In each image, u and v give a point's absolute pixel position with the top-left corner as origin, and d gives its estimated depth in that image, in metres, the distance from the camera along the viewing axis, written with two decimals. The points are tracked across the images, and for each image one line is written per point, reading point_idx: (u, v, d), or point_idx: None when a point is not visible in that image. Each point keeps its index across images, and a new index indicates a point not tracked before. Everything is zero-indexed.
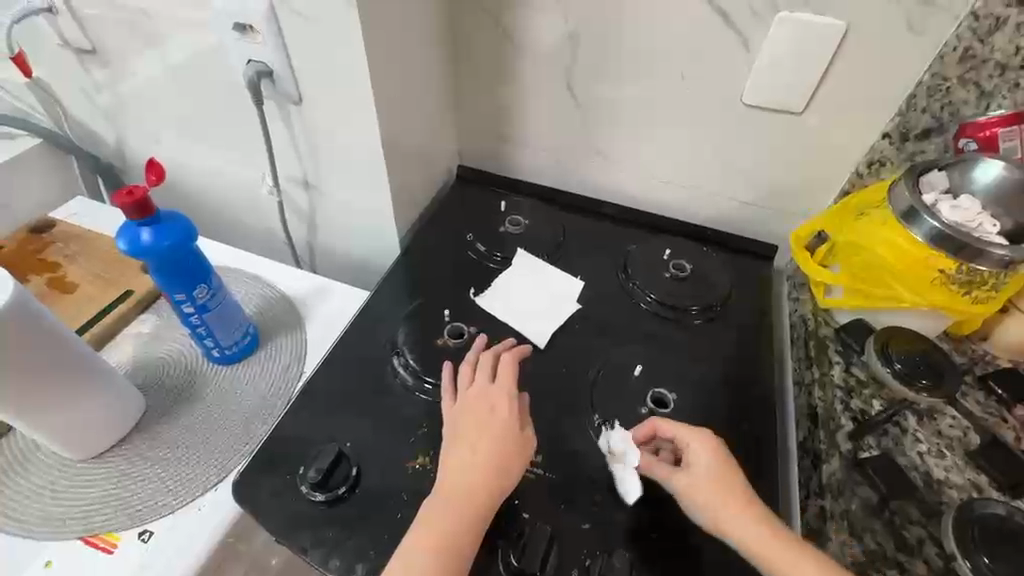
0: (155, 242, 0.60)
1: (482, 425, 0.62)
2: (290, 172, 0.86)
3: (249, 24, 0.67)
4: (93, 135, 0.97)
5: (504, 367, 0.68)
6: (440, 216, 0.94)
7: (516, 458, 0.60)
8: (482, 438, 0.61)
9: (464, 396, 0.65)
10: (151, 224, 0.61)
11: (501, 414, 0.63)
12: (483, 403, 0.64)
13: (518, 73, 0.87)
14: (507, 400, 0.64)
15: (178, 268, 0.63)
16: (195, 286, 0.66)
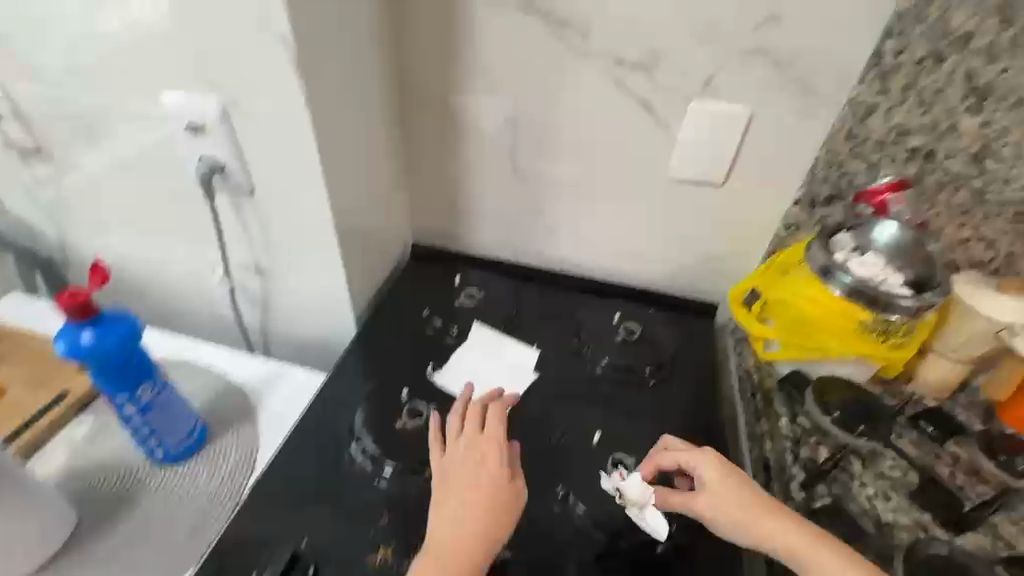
0: (95, 344, 0.59)
1: (473, 476, 0.62)
2: (242, 259, 0.86)
3: (201, 125, 0.69)
4: (32, 229, 0.95)
5: (491, 418, 0.68)
6: (397, 293, 0.95)
7: (504, 512, 0.61)
8: (470, 493, 0.61)
9: (455, 445, 0.66)
10: (92, 325, 0.60)
11: (492, 465, 0.63)
12: (472, 454, 0.64)
13: (465, 157, 0.93)
14: (498, 452, 0.64)
15: (120, 368, 0.62)
16: (138, 385, 0.64)
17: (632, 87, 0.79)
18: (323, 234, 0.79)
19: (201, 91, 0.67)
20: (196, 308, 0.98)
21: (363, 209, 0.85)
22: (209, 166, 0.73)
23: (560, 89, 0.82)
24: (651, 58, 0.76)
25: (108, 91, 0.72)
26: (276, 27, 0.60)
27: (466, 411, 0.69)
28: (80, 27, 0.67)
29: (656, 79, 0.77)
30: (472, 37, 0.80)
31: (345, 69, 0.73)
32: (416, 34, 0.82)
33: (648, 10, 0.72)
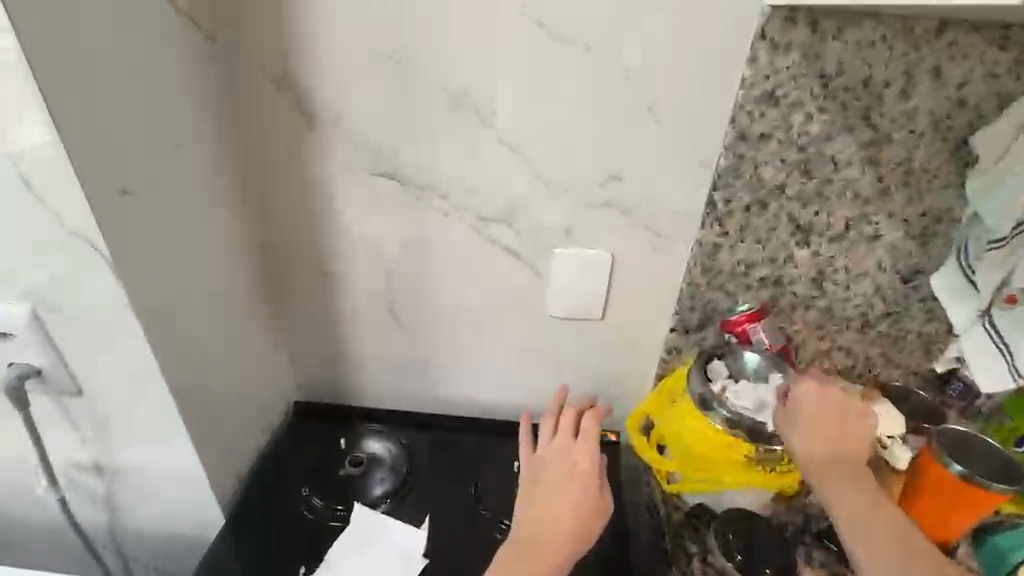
0: None
1: (569, 479, 0.69)
2: (75, 459, 0.73)
3: (5, 331, 0.61)
4: None
5: (586, 426, 0.74)
6: (273, 467, 0.85)
7: (591, 512, 0.67)
8: (566, 497, 0.68)
9: (570, 450, 0.72)
10: None
11: (586, 467, 0.70)
12: (564, 463, 0.71)
13: (343, 310, 0.88)
14: (590, 455, 0.71)
15: None
16: None
17: (499, 237, 0.80)
18: (173, 428, 0.70)
19: (3, 297, 0.59)
20: (19, 517, 0.81)
21: (222, 386, 0.77)
22: (21, 372, 0.64)
23: (429, 243, 0.81)
24: (513, 212, 0.77)
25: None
26: (89, 240, 0.54)
27: (557, 420, 0.76)
28: None
29: (520, 230, 0.79)
30: (332, 201, 0.79)
31: (186, 251, 0.67)
32: (274, 199, 0.79)
33: (502, 171, 0.75)
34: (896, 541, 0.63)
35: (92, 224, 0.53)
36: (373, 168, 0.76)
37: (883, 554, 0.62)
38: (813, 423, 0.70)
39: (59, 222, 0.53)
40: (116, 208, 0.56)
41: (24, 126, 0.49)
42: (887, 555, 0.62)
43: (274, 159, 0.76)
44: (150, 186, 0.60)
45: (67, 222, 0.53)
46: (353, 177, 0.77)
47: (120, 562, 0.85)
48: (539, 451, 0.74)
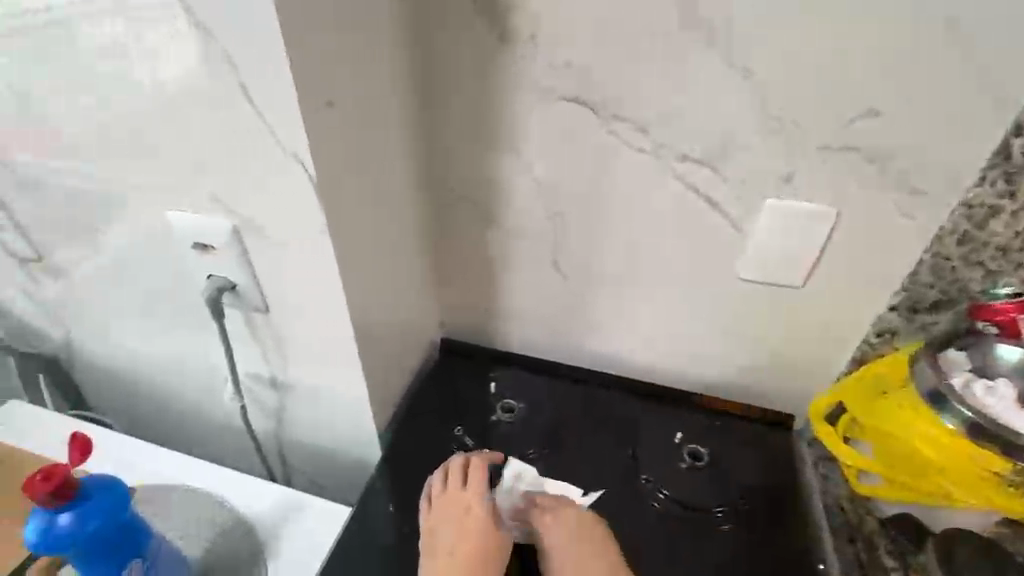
0: (76, 527, 0.49)
1: (462, 533, 0.68)
2: (255, 371, 0.77)
3: (209, 243, 0.62)
4: (41, 333, 0.89)
5: (477, 473, 0.73)
6: (425, 403, 0.85)
7: (491, 555, 0.68)
8: (463, 537, 0.68)
9: (464, 505, 0.70)
10: (73, 505, 0.50)
11: (478, 519, 0.70)
12: (456, 514, 0.69)
13: (502, 252, 0.83)
14: (483, 501, 0.71)
15: (105, 547, 0.51)
16: (127, 562, 0.53)
17: (698, 182, 0.69)
18: (348, 356, 0.70)
19: (212, 210, 0.59)
20: (203, 416, 0.89)
21: (389, 318, 0.75)
22: (219, 286, 0.65)
23: (612, 183, 0.72)
24: (721, 154, 0.65)
25: (109, 206, 0.65)
26: (298, 154, 0.52)
27: (466, 468, 0.74)
28: (77, 142, 0.59)
29: (725, 176, 0.67)
30: (512, 130, 0.71)
31: (371, 176, 0.64)
32: (450, 125, 0.73)
33: (721, 103, 0.62)
34: None
35: (302, 136, 0.50)
36: (564, 92, 0.66)
37: None
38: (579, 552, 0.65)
39: (272, 135, 0.51)
40: (323, 121, 0.52)
41: (251, 24, 0.45)
42: None
43: (456, 80, 0.69)
44: (351, 100, 0.56)
45: (279, 135, 0.51)
46: (540, 103, 0.68)
47: (284, 471, 0.91)
48: (444, 498, 0.71)
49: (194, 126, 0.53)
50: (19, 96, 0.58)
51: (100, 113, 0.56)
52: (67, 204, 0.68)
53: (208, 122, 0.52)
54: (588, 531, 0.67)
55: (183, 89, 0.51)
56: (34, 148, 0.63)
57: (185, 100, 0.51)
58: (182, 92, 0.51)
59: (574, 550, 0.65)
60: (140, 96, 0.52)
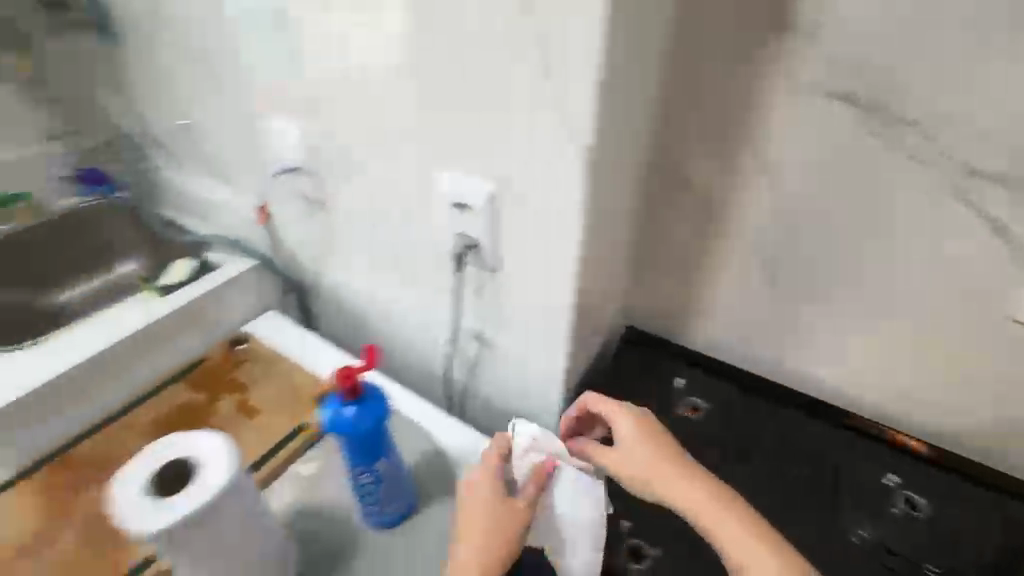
0: (356, 420, 0.60)
1: (478, 519, 0.61)
2: (467, 323, 0.86)
3: (468, 203, 0.69)
4: (298, 262, 1.08)
5: (540, 472, 0.64)
6: (609, 385, 0.86)
7: (510, 536, 0.61)
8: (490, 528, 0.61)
9: (468, 496, 0.64)
10: (356, 402, 0.61)
11: (482, 510, 0.62)
12: (484, 496, 0.63)
13: (714, 249, 0.82)
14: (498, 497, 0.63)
15: (370, 443, 0.62)
16: (379, 459, 0.64)
17: (977, 199, 0.63)
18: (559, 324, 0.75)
19: (479, 174, 0.67)
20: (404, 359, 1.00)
21: (598, 295, 0.79)
22: (465, 242, 0.73)
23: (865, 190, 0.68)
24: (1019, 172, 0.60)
25: (387, 164, 0.76)
26: (579, 128, 0.56)
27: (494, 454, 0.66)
28: (382, 105, 0.71)
29: (1015, 195, 0.61)
30: (761, 125, 0.70)
31: (620, 159, 0.67)
32: (693, 117, 0.74)
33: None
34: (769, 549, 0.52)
35: (590, 111, 0.55)
36: (835, 89, 0.65)
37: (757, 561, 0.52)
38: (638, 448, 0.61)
39: (561, 109, 0.56)
40: (608, 100, 0.56)
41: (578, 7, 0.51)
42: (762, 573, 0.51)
43: (711, 72, 0.70)
44: (629, 84, 0.60)
45: (567, 109, 0.56)
46: (802, 99, 0.67)
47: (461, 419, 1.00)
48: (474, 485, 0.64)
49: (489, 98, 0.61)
50: (349, 66, 0.72)
51: (410, 83, 0.66)
52: (352, 159, 0.80)
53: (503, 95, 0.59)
54: (656, 439, 0.62)
55: (491, 65, 0.58)
56: (341, 110, 0.76)
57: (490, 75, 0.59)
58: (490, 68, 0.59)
59: (649, 454, 0.60)
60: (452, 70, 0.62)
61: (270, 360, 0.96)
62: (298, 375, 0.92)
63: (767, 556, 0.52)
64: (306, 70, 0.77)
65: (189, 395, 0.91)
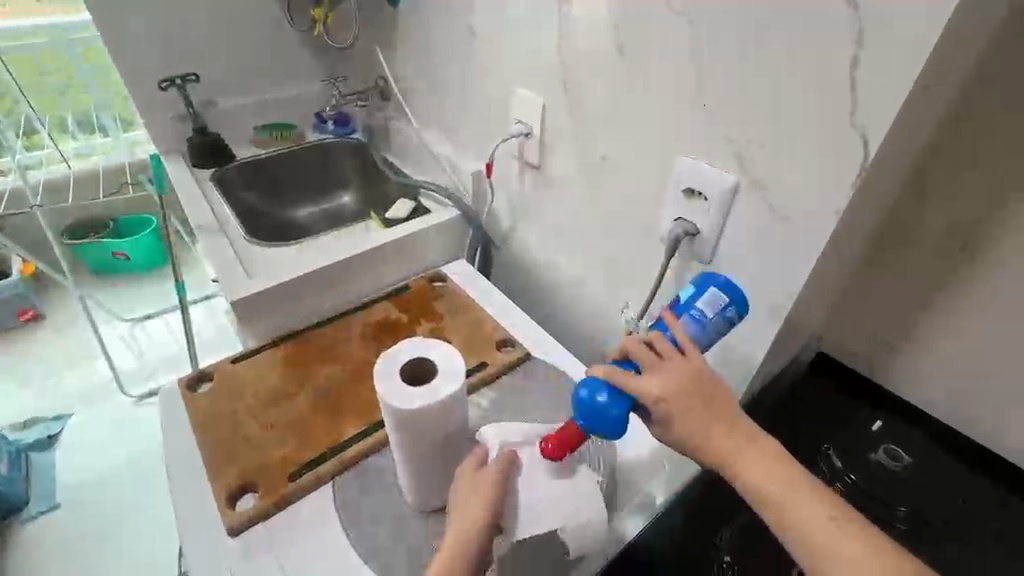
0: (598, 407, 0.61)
1: (474, 489, 0.61)
2: (654, 310, 0.88)
3: (701, 190, 0.71)
4: (494, 219, 1.19)
5: (497, 460, 0.63)
6: (791, 406, 0.82)
7: (478, 508, 0.59)
8: (466, 512, 0.59)
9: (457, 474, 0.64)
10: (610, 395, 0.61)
11: (479, 505, 0.59)
12: (471, 489, 0.61)
13: (958, 294, 0.73)
14: (487, 490, 0.60)
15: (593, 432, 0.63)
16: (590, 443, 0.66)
17: None
18: (759, 333, 0.73)
19: (726, 164, 0.67)
20: (578, 327, 1.08)
21: (811, 312, 0.76)
22: (684, 230, 0.74)
23: None
24: None
25: (624, 141, 0.79)
26: (866, 134, 0.53)
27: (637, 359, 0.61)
28: (634, 85, 0.74)
29: None
30: None
31: (889, 175, 0.62)
32: (984, 140, 0.65)
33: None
34: (830, 521, 0.50)
35: (891, 119, 0.51)
36: None
37: (812, 511, 0.51)
38: (670, 382, 0.59)
39: (851, 110, 0.54)
40: (913, 110, 0.53)
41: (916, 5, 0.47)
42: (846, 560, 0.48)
43: None
44: (934, 93, 0.55)
45: (858, 113, 0.53)
46: None
47: None
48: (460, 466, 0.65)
49: (765, 90, 0.59)
50: (611, 46, 0.75)
51: (676, 67, 0.67)
52: (587, 132, 0.85)
53: (785, 89, 0.58)
54: (702, 404, 0.58)
55: (782, 56, 0.57)
56: (589, 85, 0.81)
57: (775, 66, 0.58)
58: (777, 60, 0.57)
59: (774, 480, 0.54)
60: (731, 57, 0.61)
61: (463, 300, 1.08)
62: (485, 319, 1.03)
63: (849, 548, 0.49)
64: (564, 44, 0.82)
65: (396, 313, 1.05)
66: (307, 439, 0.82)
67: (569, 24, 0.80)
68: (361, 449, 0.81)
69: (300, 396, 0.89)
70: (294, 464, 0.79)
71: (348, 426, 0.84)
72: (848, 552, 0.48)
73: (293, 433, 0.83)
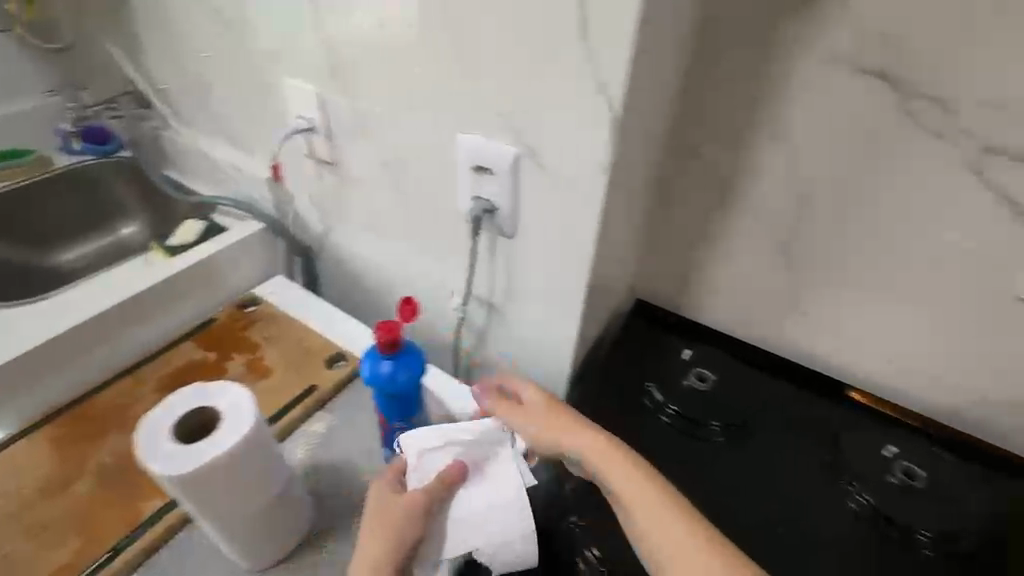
0: (391, 374, 0.60)
1: (390, 515, 0.58)
2: (479, 292, 0.87)
3: (488, 167, 0.69)
4: (303, 225, 1.08)
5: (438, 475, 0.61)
6: (617, 355, 0.87)
7: (385, 537, 0.57)
8: (377, 544, 0.57)
9: (377, 491, 0.61)
10: (392, 357, 0.61)
11: (402, 533, 0.57)
12: (388, 511, 0.59)
13: (727, 225, 0.82)
14: (411, 517, 0.58)
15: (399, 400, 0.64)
16: (408, 418, 0.66)
17: (997, 178, 0.62)
18: (571, 296, 0.75)
19: (503, 137, 0.66)
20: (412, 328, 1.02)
21: (613, 266, 0.80)
22: (483, 208, 0.73)
23: (890, 166, 0.67)
24: None
25: (407, 125, 0.75)
26: (607, 92, 0.55)
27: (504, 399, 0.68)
28: (402, 64, 0.70)
29: None
30: (789, 100, 0.69)
31: (646, 126, 0.66)
32: (717, 88, 0.73)
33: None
34: (665, 510, 0.52)
35: (622, 76, 0.54)
36: (867, 64, 0.63)
37: (643, 504, 0.53)
38: (530, 410, 0.64)
39: (590, 71, 0.55)
40: (641, 65, 0.55)
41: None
42: (671, 556, 0.50)
43: (740, 41, 0.68)
44: (660, 48, 0.59)
45: (596, 72, 0.55)
46: (834, 72, 0.65)
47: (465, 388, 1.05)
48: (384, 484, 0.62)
49: (518, 59, 0.59)
50: (370, 25, 0.70)
51: (435, 43, 0.65)
52: (369, 120, 0.79)
53: (533, 56, 0.58)
54: (557, 420, 0.62)
55: (523, 24, 0.57)
56: (359, 69, 0.75)
57: (521, 34, 0.58)
58: (520, 28, 0.57)
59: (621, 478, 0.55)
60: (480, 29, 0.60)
61: (282, 321, 0.97)
62: (309, 335, 0.93)
63: (669, 535, 0.50)
64: (324, 27, 0.75)
65: (200, 353, 0.91)
66: (93, 531, 0.67)
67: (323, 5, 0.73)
68: (169, 523, 0.68)
69: (80, 482, 0.72)
70: (77, 567, 0.64)
71: (149, 501, 0.70)
72: (664, 542, 0.50)
73: (73, 530, 0.67)
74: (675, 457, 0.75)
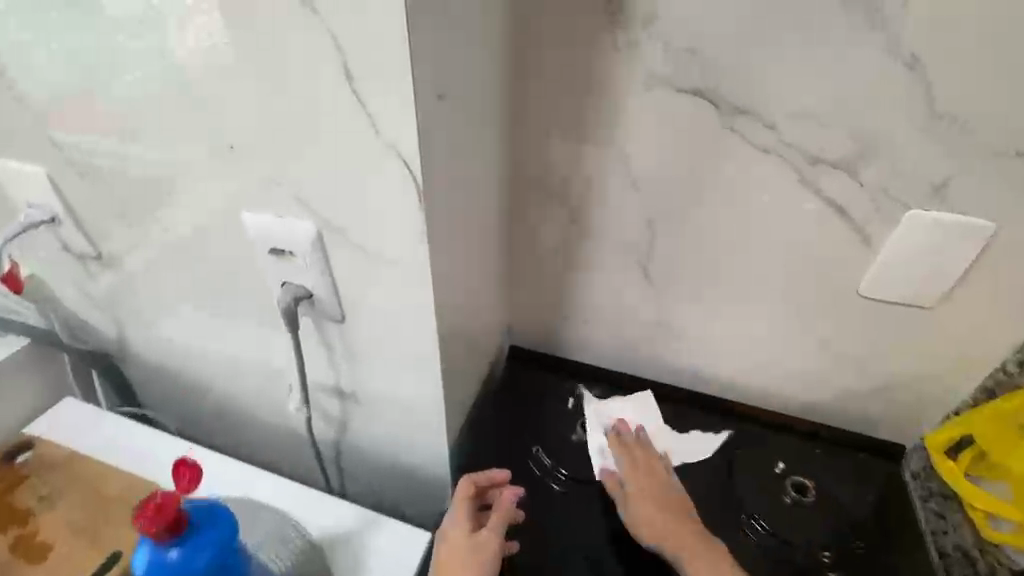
0: (186, 563, 0.48)
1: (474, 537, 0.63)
2: (322, 380, 0.73)
3: (290, 250, 0.58)
4: (89, 330, 0.87)
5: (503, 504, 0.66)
6: (500, 416, 0.81)
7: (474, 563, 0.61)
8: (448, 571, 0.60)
9: (466, 509, 0.66)
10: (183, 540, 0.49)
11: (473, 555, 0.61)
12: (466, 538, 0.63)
13: (584, 258, 0.76)
14: (487, 535, 0.63)
15: None
16: None
17: (826, 187, 0.60)
18: (426, 372, 0.65)
19: (293, 211, 0.55)
20: (271, 417, 0.87)
21: (469, 324, 0.71)
22: (295, 296, 0.61)
23: (727, 183, 0.63)
24: (865, 156, 0.57)
25: (186, 205, 0.62)
26: (401, 153, 0.47)
27: (622, 443, 0.72)
28: (153, 137, 0.57)
29: (863, 181, 0.59)
30: (614, 126, 0.64)
31: (469, 172, 0.58)
32: (541, 118, 0.66)
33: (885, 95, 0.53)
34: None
35: (413, 133, 0.45)
36: (683, 83, 0.59)
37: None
38: (641, 480, 0.68)
39: (374, 131, 0.46)
40: (433, 114, 0.47)
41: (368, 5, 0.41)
42: None
43: (556, 69, 0.63)
44: (458, 91, 0.50)
45: (382, 130, 0.46)
46: (649, 94, 0.60)
47: (339, 472, 0.90)
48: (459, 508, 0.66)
49: (291, 122, 0.49)
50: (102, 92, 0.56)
51: (188, 107, 0.53)
52: (135, 204, 0.65)
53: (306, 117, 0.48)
54: (670, 499, 0.66)
55: (283, 82, 0.47)
56: (99, 147, 0.61)
57: (284, 94, 0.48)
58: (281, 86, 0.47)
59: (661, 503, 0.65)
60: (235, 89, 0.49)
61: (69, 467, 0.74)
62: (110, 479, 0.73)
63: None
64: (45, 101, 0.60)
65: None
66: None
67: (34, 71, 0.57)
68: None
69: None
70: None
71: None
72: None
73: None
74: (573, 529, 0.69)
